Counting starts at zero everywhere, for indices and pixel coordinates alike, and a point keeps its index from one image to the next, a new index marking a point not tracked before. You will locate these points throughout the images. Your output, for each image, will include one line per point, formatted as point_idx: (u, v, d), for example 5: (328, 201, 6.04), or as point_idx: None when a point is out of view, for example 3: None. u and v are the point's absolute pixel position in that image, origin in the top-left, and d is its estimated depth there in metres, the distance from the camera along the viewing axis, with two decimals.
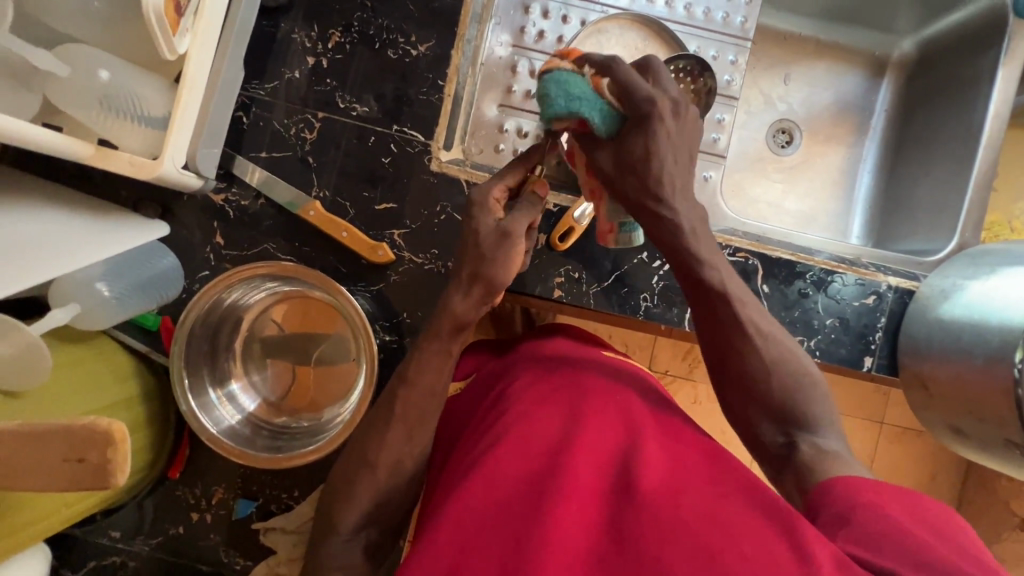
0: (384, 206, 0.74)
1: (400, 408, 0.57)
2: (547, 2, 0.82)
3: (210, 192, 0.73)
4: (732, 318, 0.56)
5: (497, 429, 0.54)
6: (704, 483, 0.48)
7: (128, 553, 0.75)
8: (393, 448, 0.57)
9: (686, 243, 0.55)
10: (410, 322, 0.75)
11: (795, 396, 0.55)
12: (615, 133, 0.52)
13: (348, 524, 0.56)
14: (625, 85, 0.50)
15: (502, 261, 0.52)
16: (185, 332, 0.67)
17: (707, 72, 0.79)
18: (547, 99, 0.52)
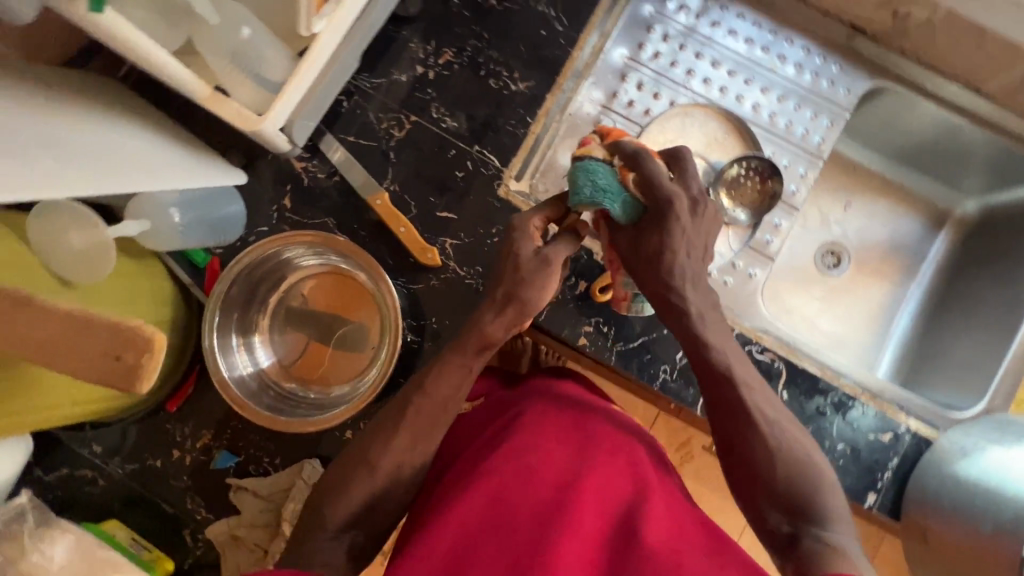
0: (444, 215, 0.78)
1: (408, 417, 0.58)
2: (642, 75, 0.86)
3: (293, 158, 0.78)
4: (733, 404, 0.56)
5: (506, 455, 0.56)
6: (702, 549, 0.50)
7: (100, 472, 0.75)
8: (397, 453, 0.57)
9: (695, 328, 0.57)
10: (436, 327, 0.77)
11: (803, 477, 0.53)
12: (632, 219, 0.56)
13: (338, 519, 0.56)
14: (649, 179, 0.55)
15: (540, 286, 0.56)
16: (228, 278, 0.70)
17: (777, 176, 0.82)
18: (575, 188, 0.55)
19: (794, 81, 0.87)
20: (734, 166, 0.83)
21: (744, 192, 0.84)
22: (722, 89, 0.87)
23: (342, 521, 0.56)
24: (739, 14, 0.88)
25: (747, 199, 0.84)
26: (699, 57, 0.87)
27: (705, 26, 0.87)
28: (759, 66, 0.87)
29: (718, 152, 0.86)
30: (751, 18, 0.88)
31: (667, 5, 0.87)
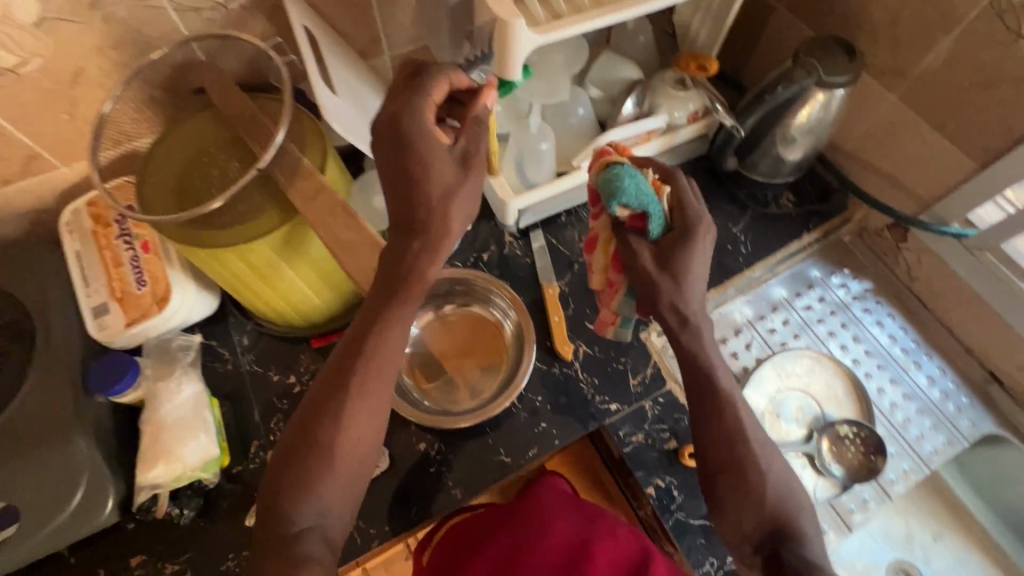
0: (592, 327, 0.91)
1: (350, 397, 0.60)
2: (789, 316, 1.00)
3: (507, 231, 0.98)
4: (722, 434, 0.63)
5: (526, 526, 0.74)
6: None
7: (231, 359, 0.88)
8: (357, 428, 0.61)
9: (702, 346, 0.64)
10: (537, 405, 0.86)
11: (785, 500, 0.62)
12: (659, 237, 0.63)
13: (308, 513, 0.58)
14: (676, 198, 0.64)
15: (464, 204, 0.61)
16: (426, 281, 0.90)
17: (880, 456, 0.88)
18: (619, 186, 0.60)
19: (922, 390, 0.95)
20: (846, 426, 0.90)
21: (844, 452, 0.90)
22: (854, 360, 0.97)
23: (311, 520, 0.58)
24: (891, 314, 1.01)
25: (844, 459, 0.89)
26: (844, 327, 1.00)
27: (858, 308, 1.01)
28: (894, 360, 0.97)
29: (834, 405, 0.94)
30: (899, 320, 1.00)
31: (832, 277, 1.02)
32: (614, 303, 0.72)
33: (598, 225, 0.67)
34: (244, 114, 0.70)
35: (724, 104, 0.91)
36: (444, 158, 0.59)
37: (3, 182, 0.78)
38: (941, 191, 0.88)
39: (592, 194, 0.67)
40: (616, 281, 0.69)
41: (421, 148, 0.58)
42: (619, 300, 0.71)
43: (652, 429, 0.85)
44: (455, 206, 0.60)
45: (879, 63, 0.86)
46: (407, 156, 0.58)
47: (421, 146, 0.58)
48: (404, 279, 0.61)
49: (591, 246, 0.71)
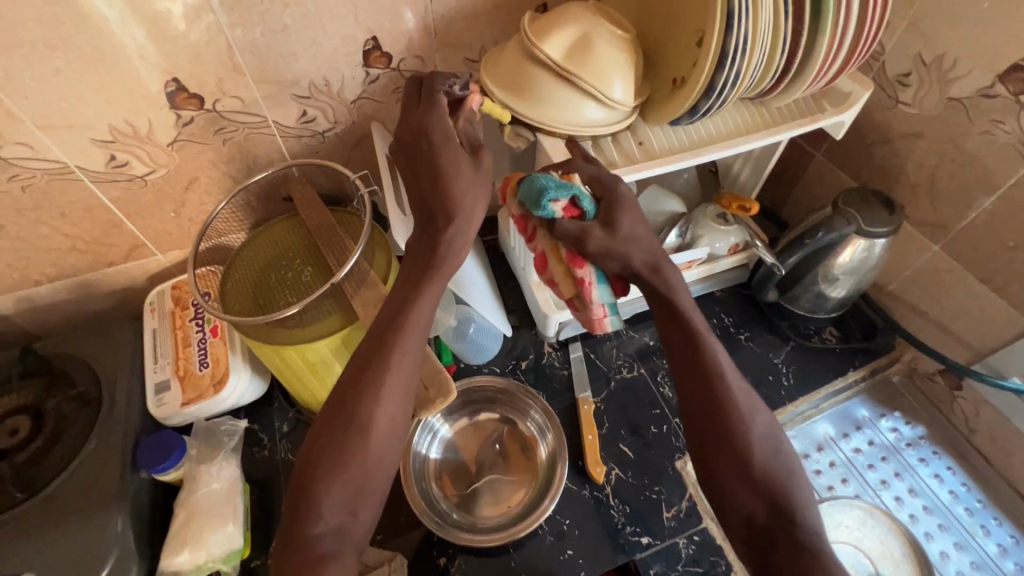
0: (625, 449, 0.90)
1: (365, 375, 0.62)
2: (834, 457, 0.95)
3: (547, 342, 1.01)
4: (710, 404, 0.61)
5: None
6: None
7: (270, 446, 0.91)
8: (387, 407, 0.62)
9: (689, 312, 0.65)
10: (564, 531, 0.83)
11: (774, 455, 0.59)
12: (595, 214, 0.64)
13: (330, 517, 0.58)
14: (591, 173, 0.66)
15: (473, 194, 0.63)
16: (463, 387, 0.93)
17: None
18: (540, 193, 0.62)
19: (992, 559, 0.86)
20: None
21: None
22: (911, 515, 0.90)
23: (331, 522, 0.57)
24: (949, 465, 0.94)
25: None
26: (898, 476, 0.94)
27: (911, 454, 0.95)
28: (957, 521, 0.89)
29: (890, 566, 0.85)
30: (959, 475, 0.93)
31: (881, 419, 0.98)
32: (591, 297, 0.66)
33: (537, 244, 0.68)
34: (320, 225, 0.79)
35: (764, 241, 0.95)
36: (465, 162, 0.64)
37: (107, 264, 0.89)
38: (995, 343, 0.86)
39: (518, 223, 0.68)
40: (578, 275, 0.65)
41: (444, 152, 0.63)
42: (594, 290, 0.66)
43: (686, 570, 0.80)
44: (475, 196, 0.64)
45: (920, 215, 0.89)
46: (432, 157, 0.63)
47: (442, 150, 0.63)
48: (431, 257, 0.65)
49: (542, 266, 0.69)
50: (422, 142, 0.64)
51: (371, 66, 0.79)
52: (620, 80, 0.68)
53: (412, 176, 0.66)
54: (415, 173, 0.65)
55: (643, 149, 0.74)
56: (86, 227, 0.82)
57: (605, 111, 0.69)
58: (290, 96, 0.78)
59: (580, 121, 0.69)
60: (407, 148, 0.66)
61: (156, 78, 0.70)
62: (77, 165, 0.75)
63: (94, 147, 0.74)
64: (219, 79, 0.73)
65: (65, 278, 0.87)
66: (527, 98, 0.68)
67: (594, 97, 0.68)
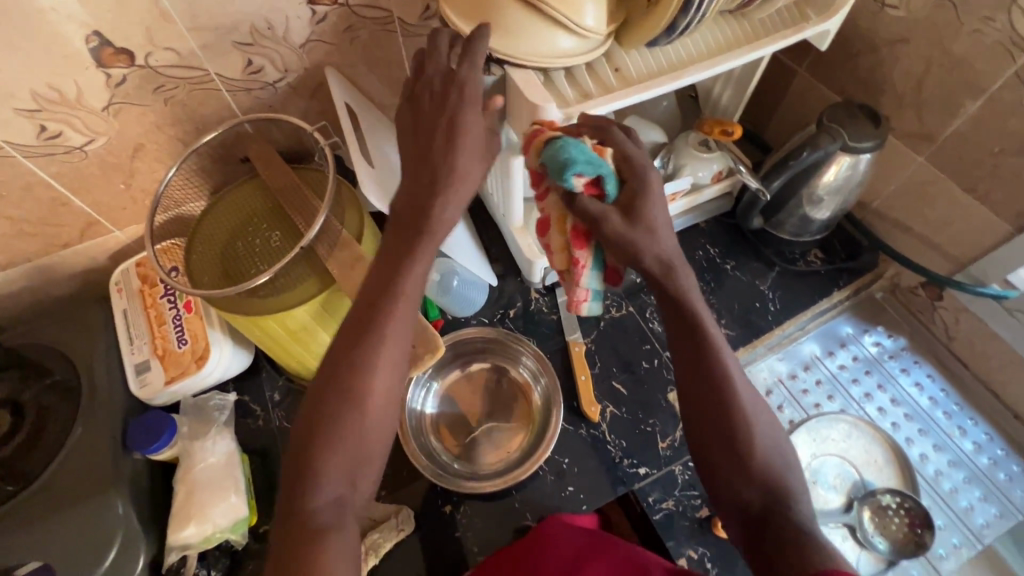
0: (618, 386, 0.91)
1: (356, 353, 0.57)
2: (822, 375, 0.98)
3: (532, 287, 1.00)
4: (710, 393, 0.58)
5: (543, 556, 0.68)
6: None
7: (264, 415, 0.90)
8: (380, 382, 0.58)
9: (690, 295, 0.60)
10: (564, 469, 0.85)
11: (773, 449, 0.57)
12: (615, 197, 0.59)
13: (326, 496, 0.55)
14: (625, 150, 0.59)
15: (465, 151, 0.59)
16: (455, 339, 0.92)
17: (929, 531, 0.83)
18: (568, 162, 0.56)
19: (968, 457, 0.91)
20: (888, 496, 0.86)
21: (888, 525, 0.85)
22: (893, 423, 0.94)
23: (330, 496, 0.55)
24: (929, 374, 0.98)
25: (888, 533, 0.84)
26: (881, 388, 0.97)
27: (894, 367, 0.98)
28: (936, 425, 0.94)
29: (874, 473, 0.90)
30: (938, 381, 0.97)
31: (865, 335, 1.00)
32: (581, 280, 0.65)
33: (545, 206, 0.64)
34: (285, 185, 0.74)
35: (747, 166, 0.93)
36: (473, 126, 0.60)
37: (62, 246, 0.84)
38: (977, 252, 0.87)
39: (535, 177, 0.64)
40: (574, 257, 0.63)
41: (463, 112, 0.60)
42: (586, 274, 0.64)
43: (683, 495, 0.83)
44: (474, 156, 0.60)
45: (906, 126, 0.86)
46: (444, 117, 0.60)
47: (450, 108, 0.60)
48: (422, 219, 0.59)
49: (544, 228, 0.66)
50: (443, 100, 0.60)
51: (317, 3, 0.71)
52: (592, 5, 0.63)
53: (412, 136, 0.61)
54: (422, 130, 0.61)
55: (620, 76, 0.69)
56: (30, 207, 0.76)
57: (576, 41, 0.64)
58: (231, 43, 0.71)
59: (550, 53, 0.64)
60: (420, 99, 0.62)
61: (76, 33, 0.63)
62: (4, 139, 0.68)
63: (20, 118, 0.67)
64: (147, 30, 0.65)
65: (19, 264, 0.82)
66: (492, 30, 0.63)
67: (565, 27, 0.62)
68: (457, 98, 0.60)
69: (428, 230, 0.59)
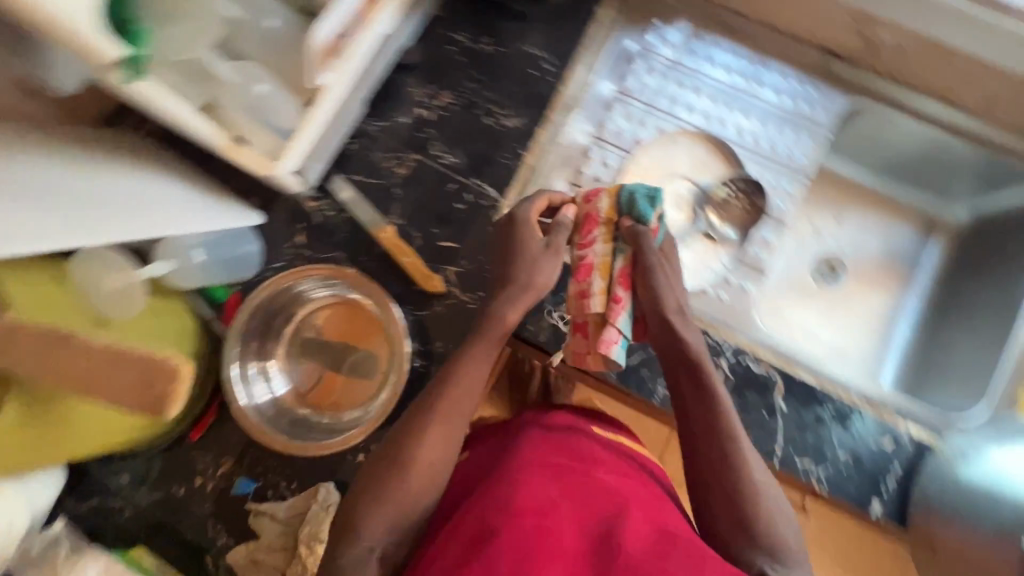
0: (446, 244, 0.83)
1: (429, 433, 0.62)
2: (629, 106, 0.91)
3: (306, 198, 0.84)
4: (708, 431, 0.61)
5: (514, 474, 0.62)
6: (649, 542, 0.55)
7: (129, 500, 0.79)
8: (427, 453, 0.62)
9: (697, 358, 0.63)
10: (441, 351, 0.81)
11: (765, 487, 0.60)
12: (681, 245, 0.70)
13: (377, 528, 0.59)
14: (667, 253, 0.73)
15: (524, 262, 0.67)
16: (252, 305, 0.78)
17: (759, 194, 0.90)
18: (651, 197, 0.67)
19: (773, 104, 0.92)
20: (722, 188, 0.90)
21: (732, 211, 0.91)
22: (705, 114, 0.92)
23: (373, 542, 0.59)
24: (720, 44, 0.93)
25: (734, 217, 0.91)
26: (682, 86, 0.92)
27: (688, 59, 0.93)
28: (739, 91, 0.92)
29: (705, 173, 0.91)
30: (727, 46, 0.93)
31: (649, 39, 0.92)
32: (618, 319, 0.67)
33: (590, 250, 0.69)
34: None
35: None
36: (537, 239, 0.68)
37: None
38: None
39: (590, 224, 0.69)
40: (615, 291, 0.67)
41: (522, 228, 0.69)
42: (621, 315, 0.67)
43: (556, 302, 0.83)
44: (550, 269, 0.67)
45: None
46: (514, 235, 0.69)
47: (524, 229, 0.69)
48: (488, 320, 0.67)
49: (584, 275, 0.69)
50: (509, 230, 0.70)
51: None
52: None
53: (499, 239, 0.71)
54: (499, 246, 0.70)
55: None
56: None
57: None
58: None
59: None
60: (502, 227, 0.71)
61: None
62: None
63: None
64: None
65: None
66: None
67: None
68: (533, 203, 0.70)
69: (494, 330, 0.67)
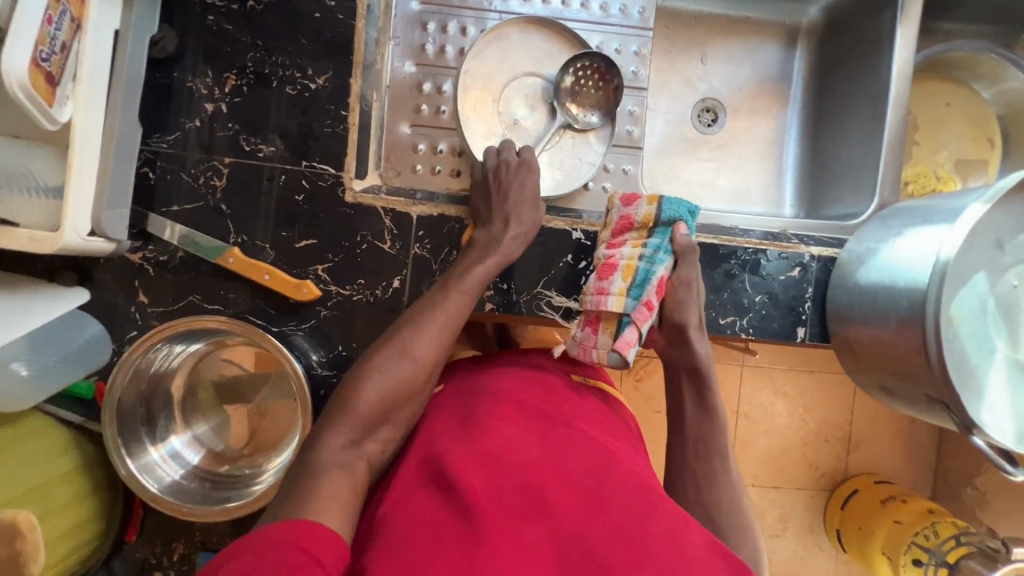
0: (304, 244, 0.74)
1: (424, 342, 0.61)
2: (445, 17, 0.83)
3: (126, 251, 0.73)
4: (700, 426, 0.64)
5: (493, 420, 0.60)
6: (628, 485, 0.53)
7: None
8: (421, 349, 0.60)
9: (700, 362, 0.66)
10: (346, 354, 0.75)
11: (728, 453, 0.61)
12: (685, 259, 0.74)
13: (365, 416, 0.57)
14: None
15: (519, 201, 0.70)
16: (114, 400, 0.66)
17: (614, 70, 0.79)
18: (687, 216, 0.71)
19: None
20: (567, 74, 0.81)
21: (589, 94, 0.82)
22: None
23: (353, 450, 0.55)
24: None
25: (593, 101, 0.82)
26: None
27: None
28: None
29: (548, 64, 0.84)
30: None
31: None
32: (642, 320, 0.67)
33: (619, 252, 0.71)
34: None
35: None
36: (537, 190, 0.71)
37: None
38: None
39: (623, 228, 0.72)
40: (646, 297, 0.67)
41: (520, 174, 0.72)
42: (644, 319, 0.67)
43: (442, 261, 0.75)
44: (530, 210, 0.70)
45: None
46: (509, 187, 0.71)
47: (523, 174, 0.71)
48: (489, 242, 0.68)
49: (608, 270, 0.70)
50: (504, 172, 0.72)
51: None
52: None
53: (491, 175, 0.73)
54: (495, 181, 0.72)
55: None
56: None
57: None
58: None
59: None
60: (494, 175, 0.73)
61: None
62: None
63: None
64: None
65: None
66: None
67: None
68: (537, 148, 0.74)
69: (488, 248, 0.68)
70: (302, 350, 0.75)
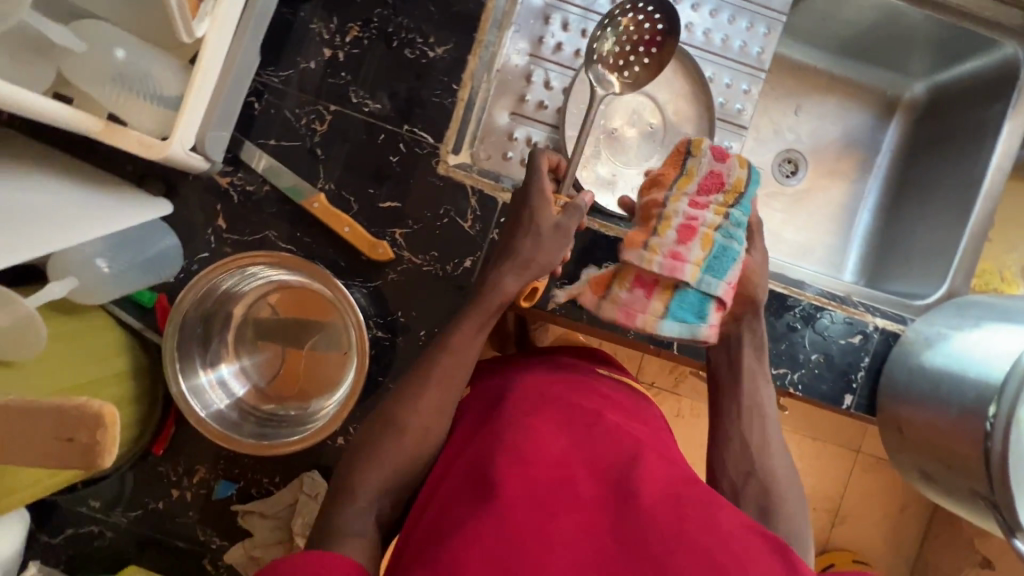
0: (388, 205, 0.75)
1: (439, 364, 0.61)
2: (566, 14, 0.83)
3: (215, 174, 0.73)
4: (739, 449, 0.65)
5: (525, 413, 0.58)
6: (665, 484, 0.52)
7: (109, 523, 0.76)
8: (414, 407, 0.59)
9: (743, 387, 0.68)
10: (404, 321, 0.76)
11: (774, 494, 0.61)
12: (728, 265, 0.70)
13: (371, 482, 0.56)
14: None
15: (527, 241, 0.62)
16: (178, 316, 0.67)
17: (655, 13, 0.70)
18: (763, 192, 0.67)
19: None
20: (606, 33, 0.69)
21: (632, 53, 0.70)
22: None
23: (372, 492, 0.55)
24: None
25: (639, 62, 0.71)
26: None
27: None
28: None
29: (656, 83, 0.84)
30: None
31: None
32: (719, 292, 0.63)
33: (702, 213, 0.63)
34: None
35: None
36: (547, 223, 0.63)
37: None
38: None
39: (709, 185, 0.64)
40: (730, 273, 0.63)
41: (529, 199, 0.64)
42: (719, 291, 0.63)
43: None
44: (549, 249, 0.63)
45: None
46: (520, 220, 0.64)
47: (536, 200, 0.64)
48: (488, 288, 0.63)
49: (692, 229, 0.62)
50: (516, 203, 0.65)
51: None
52: None
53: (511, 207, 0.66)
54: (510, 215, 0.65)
55: None
56: None
57: None
58: None
59: None
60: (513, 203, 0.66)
61: None
62: None
63: None
64: None
65: None
66: None
67: None
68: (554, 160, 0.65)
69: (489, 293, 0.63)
70: (361, 306, 0.76)
